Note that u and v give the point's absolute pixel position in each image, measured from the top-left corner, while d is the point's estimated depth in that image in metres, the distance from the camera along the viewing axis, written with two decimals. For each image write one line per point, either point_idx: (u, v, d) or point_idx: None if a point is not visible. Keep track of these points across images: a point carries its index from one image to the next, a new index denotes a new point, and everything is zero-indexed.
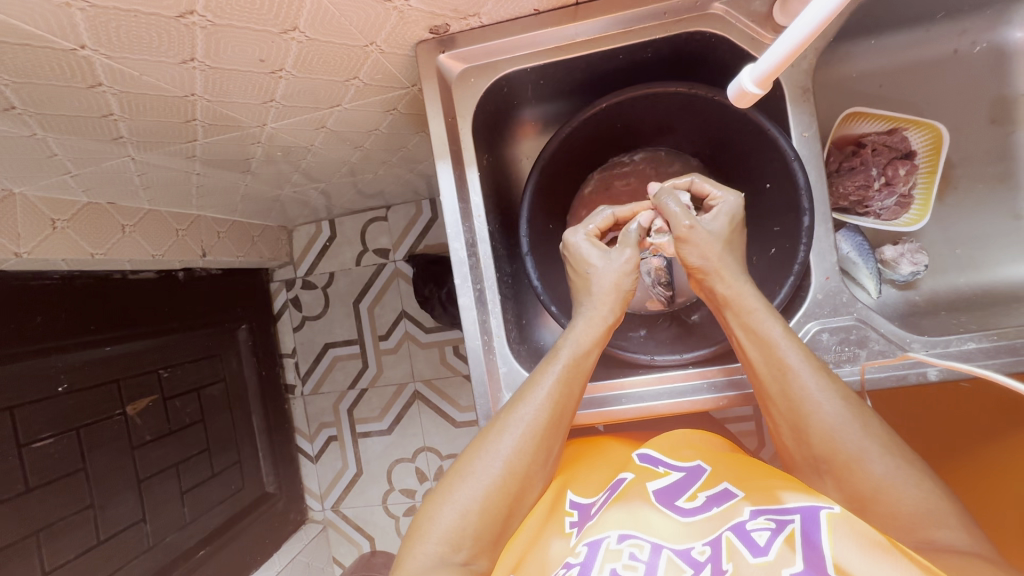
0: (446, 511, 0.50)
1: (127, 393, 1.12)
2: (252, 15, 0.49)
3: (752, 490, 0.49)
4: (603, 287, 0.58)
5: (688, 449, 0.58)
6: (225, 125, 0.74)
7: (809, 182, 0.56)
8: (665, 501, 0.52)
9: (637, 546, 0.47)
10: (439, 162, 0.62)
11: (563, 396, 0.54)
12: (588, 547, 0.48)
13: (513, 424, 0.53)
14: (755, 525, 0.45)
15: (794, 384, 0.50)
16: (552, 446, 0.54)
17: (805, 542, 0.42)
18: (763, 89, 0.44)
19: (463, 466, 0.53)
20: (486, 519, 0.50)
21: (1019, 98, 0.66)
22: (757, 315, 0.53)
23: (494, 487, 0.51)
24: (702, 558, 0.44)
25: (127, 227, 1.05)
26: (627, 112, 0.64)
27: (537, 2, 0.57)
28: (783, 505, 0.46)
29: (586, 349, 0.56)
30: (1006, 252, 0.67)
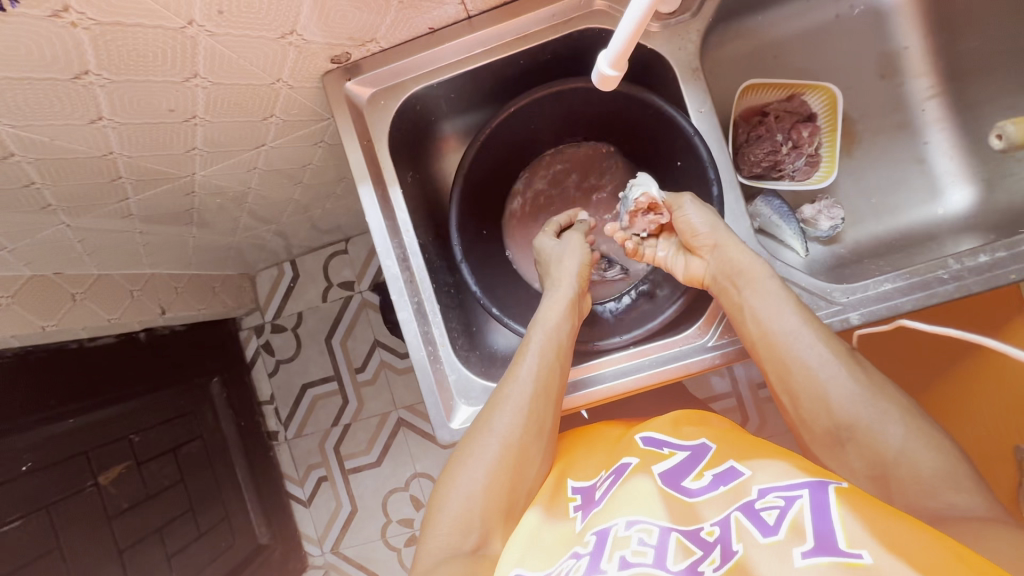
0: (453, 499, 0.53)
1: (97, 463, 1.09)
2: (149, 69, 0.51)
3: (759, 467, 0.48)
4: (563, 272, 0.66)
5: (689, 429, 0.59)
6: (153, 179, 0.75)
7: (711, 155, 0.59)
8: (671, 482, 0.51)
9: (647, 530, 0.44)
10: (361, 184, 0.63)
11: (546, 374, 0.58)
12: (596, 535, 0.47)
13: (507, 402, 0.56)
14: (765, 504, 0.43)
15: (795, 361, 0.51)
16: (543, 417, 0.57)
17: (815, 516, 0.40)
18: (619, 71, 0.45)
19: (464, 452, 0.56)
20: (492, 497, 0.52)
21: (901, 51, 0.70)
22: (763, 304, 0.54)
23: (497, 462, 0.54)
24: (711, 539, 0.42)
25: (77, 295, 1.06)
26: (537, 114, 0.67)
27: (431, 21, 0.59)
28: (791, 482, 0.44)
29: (556, 326, 0.62)
30: (916, 196, 0.71)
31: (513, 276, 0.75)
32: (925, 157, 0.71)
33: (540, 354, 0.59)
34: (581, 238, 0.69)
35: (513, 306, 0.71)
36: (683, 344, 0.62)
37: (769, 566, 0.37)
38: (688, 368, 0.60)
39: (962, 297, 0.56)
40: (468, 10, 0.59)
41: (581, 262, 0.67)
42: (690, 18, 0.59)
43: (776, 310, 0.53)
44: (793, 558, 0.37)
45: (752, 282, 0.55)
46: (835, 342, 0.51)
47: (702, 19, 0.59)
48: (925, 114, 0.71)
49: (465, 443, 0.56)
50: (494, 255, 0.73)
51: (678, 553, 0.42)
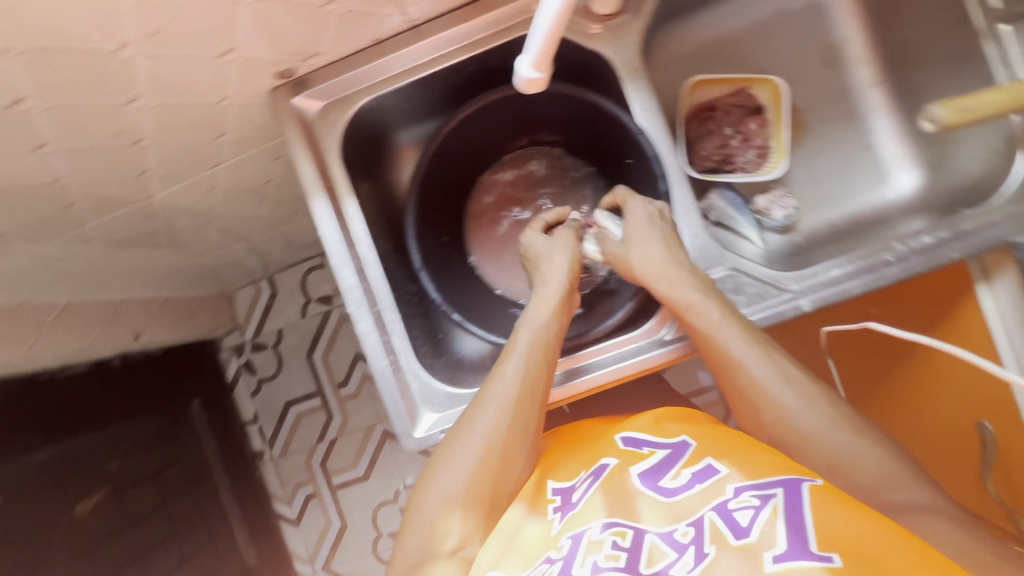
0: (432, 499, 0.51)
1: (74, 492, 1.07)
2: (88, 92, 0.50)
3: (737, 463, 0.46)
4: (553, 269, 0.64)
5: (674, 423, 0.55)
6: (109, 203, 0.75)
7: (657, 151, 0.60)
8: (650, 484, 0.48)
9: (620, 533, 0.44)
10: (314, 198, 0.63)
11: (532, 373, 0.56)
12: (571, 539, 0.45)
13: (491, 403, 0.55)
14: (739, 504, 0.42)
15: (744, 378, 0.51)
16: (529, 417, 0.55)
17: (789, 518, 0.39)
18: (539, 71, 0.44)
19: (446, 452, 0.54)
20: (473, 499, 0.50)
21: (842, 42, 0.72)
22: (708, 320, 0.53)
23: (481, 463, 0.52)
24: (685, 540, 0.41)
25: (45, 325, 1.04)
26: (487, 120, 0.68)
27: (374, 32, 0.60)
28: (767, 480, 0.43)
29: (544, 324, 0.60)
30: (865, 182, 0.73)
31: (477, 281, 0.75)
32: (871, 143, 0.73)
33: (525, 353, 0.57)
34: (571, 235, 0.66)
35: (476, 310, 0.71)
36: (639, 339, 0.62)
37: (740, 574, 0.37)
38: (647, 363, 0.61)
39: (907, 278, 0.57)
40: (410, 21, 0.60)
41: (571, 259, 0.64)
42: (629, 19, 0.60)
43: (717, 326, 0.53)
44: (764, 564, 0.37)
45: (695, 305, 0.54)
46: (785, 366, 0.51)
47: (642, 19, 0.61)
48: (870, 102, 0.73)
49: (447, 443, 0.55)
50: (456, 261, 0.74)
51: (652, 556, 0.41)
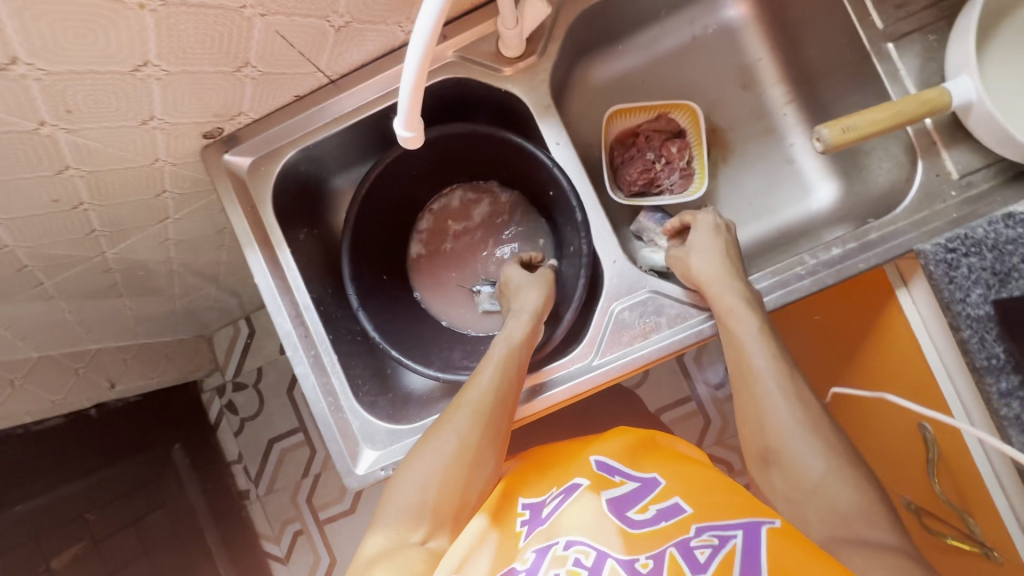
0: (404, 492, 0.53)
1: (50, 547, 1.06)
2: (16, 168, 0.53)
3: (702, 501, 0.46)
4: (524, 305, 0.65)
5: (648, 458, 0.55)
6: (62, 263, 0.77)
7: (572, 184, 0.62)
8: (617, 511, 0.47)
9: (583, 551, 0.44)
10: (248, 249, 0.65)
11: (502, 384, 0.58)
12: (536, 552, 0.45)
13: (462, 412, 0.57)
14: (699, 541, 0.42)
15: (761, 388, 0.53)
16: (501, 421, 0.57)
17: (745, 561, 0.39)
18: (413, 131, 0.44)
19: (420, 449, 0.56)
20: (442, 493, 0.53)
21: (755, 64, 0.75)
22: (738, 316, 0.56)
23: (448, 466, 0.54)
24: (644, 571, 0.42)
25: (15, 380, 1.06)
26: (414, 160, 0.70)
27: (295, 89, 0.63)
28: (729, 519, 0.43)
29: (522, 337, 0.62)
30: (789, 195, 0.75)
31: (421, 315, 0.77)
32: (793, 157, 0.75)
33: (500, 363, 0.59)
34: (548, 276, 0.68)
35: (419, 344, 0.73)
36: (569, 367, 0.62)
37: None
38: (576, 390, 0.61)
39: (820, 291, 0.59)
40: (329, 76, 0.63)
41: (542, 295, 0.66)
42: (537, 60, 0.63)
43: (747, 342, 0.54)
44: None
45: (737, 311, 0.55)
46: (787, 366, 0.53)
47: (550, 59, 0.64)
48: (787, 118, 0.75)
49: (418, 447, 0.57)
50: (399, 298, 0.76)
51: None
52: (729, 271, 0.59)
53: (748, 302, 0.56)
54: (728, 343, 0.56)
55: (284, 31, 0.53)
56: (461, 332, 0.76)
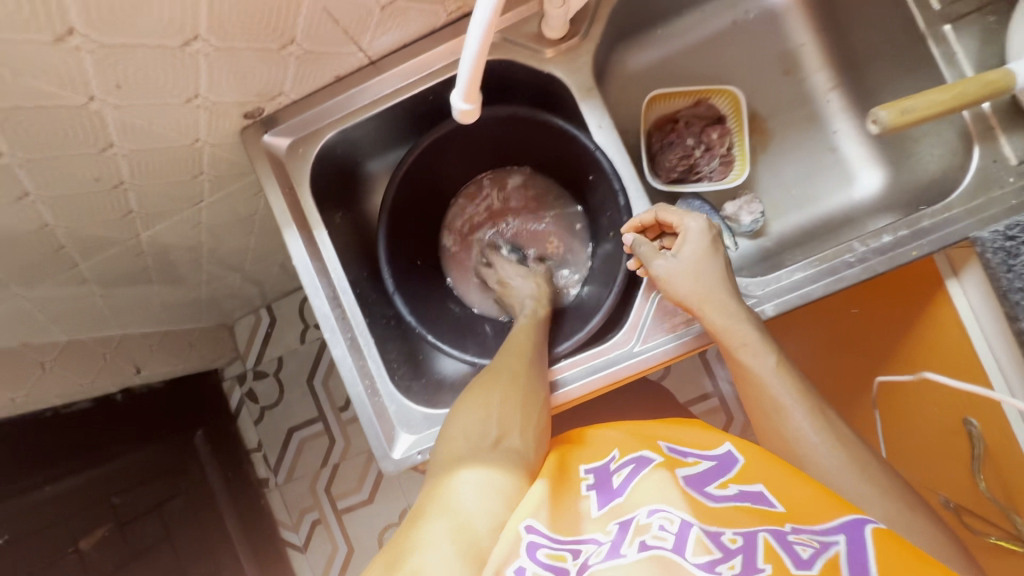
0: (466, 421, 0.52)
1: (78, 528, 1.08)
2: (63, 144, 0.53)
3: (789, 493, 0.42)
4: (532, 296, 0.69)
5: (713, 435, 0.52)
6: (98, 244, 0.78)
7: (614, 168, 0.61)
8: (697, 487, 0.44)
9: (668, 518, 0.40)
10: (286, 230, 0.65)
11: (535, 356, 0.59)
12: (619, 525, 0.42)
13: (501, 382, 0.55)
14: (799, 537, 0.38)
15: (786, 425, 0.50)
16: (540, 364, 0.59)
17: (853, 567, 0.35)
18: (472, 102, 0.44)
19: (472, 391, 0.56)
20: (508, 410, 0.52)
21: (798, 49, 0.74)
22: (750, 347, 0.53)
23: (506, 395, 0.54)
24: (733, 547, 0.38)
25: (46, 363, 1.08)
26: (451, 144, 0.69)
27: (335, 69, 0.62)
28: (824, 519, 0.39)
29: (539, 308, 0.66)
30: (831, 184, 0.73)
31: (454, 301, 0.77)
32: (836, 145, 0.74)
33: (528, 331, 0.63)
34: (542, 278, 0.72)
35: (453, 330, 0.72)
36: (609, 352, 0.61)
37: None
38: (615, 376, 0.60)
39: (870, 278, 0.58)
40: (369, 56, 0.63)
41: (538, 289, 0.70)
42: (580, 41, 0.62)
43: (769, 374, 0.52)
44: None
45: (750, 345, 0.53)
46: None
47: (593, 40, 0.63)
48: (830, 105, 0.74)
49: (450, 428, 0.53)
50: (432, 283, 0.75)
51: (697, 550, 0.37)
52: (725, 289, 0.55)
53: (758, 332, 0.53)
54: (739, 373, 0.54)
55: (331, 7, 0.52)
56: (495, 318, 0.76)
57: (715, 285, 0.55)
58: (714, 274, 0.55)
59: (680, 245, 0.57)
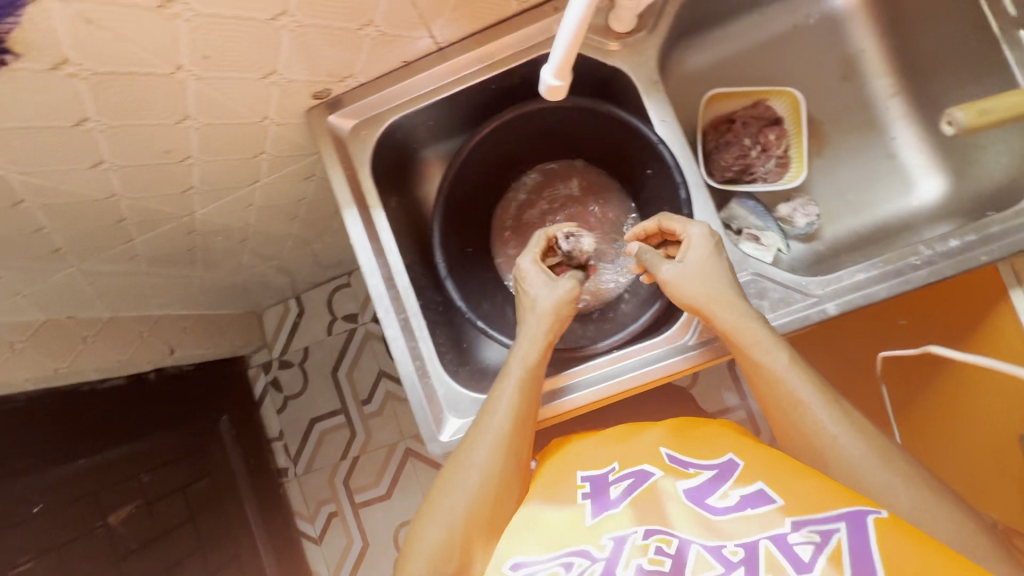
0: (430, 528, 0.49)
1: (108, 502, 1.09)
2: (144, 113, 0.55)
3: (790, 490, 0.42)
4: (542, 307, 0.59)
5: (709, 437, 0.52)
6: (155, 219, 0.80)
7: (677, 161, 0.61)
8: (697, 501, 0.44)
9: (665, 540, 0.41)
10: (345, 209, 0.66)
11: (529, 393, 0.55)
12: (614, 540, 0.43)
13: (469, 474, 0.51)
14: (799, 538, 0.38)
15: (805, 420, 0.48)
16: (522, 446, 0.53)
17: (854, 560, 0.36)
18: (562, 80, 0.48)
19: (441, 484, 0.52)
20: (474, 522, 0.48)
21: (858, 55, 0.73)
22: (761, 346, 0.51)
23: (472, 508, 0.49)
24: (734, 560, 0.39)
25: (88, 337, 1.10)
26: (511, 134, 0.70)
27: (404, 54, 0.63)
28: (826, 511, 0.39)
29: (533, 363, 0.57)
30: (888, 190, 0.73)
31: (501, 291, 0.77)
32: (894, 152, 0.73)
33: (526, 354, 0.57)
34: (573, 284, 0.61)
35: (501, 318, 0.72)
36: (665, 345, 0.62)
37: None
38: (672, 368, 0.61)
39: (936, 282, 0.57)
40: (438, 43, 0.64)
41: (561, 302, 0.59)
42: (646, 36, 0.63)
43: (784, 371, 0.50)
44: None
45: (761, 342, 0.51)
46: None
47: (658, 36, 0.63)
48: (890, 111, 0.73)
49: (417, 528, 0.50)
50: (480, 271, 0.76)
51: (697, 569, 0.39)
52: (733, 291, 0.54)
53: (769, 331, 0.52)
54: (752, 373, 0.52)
55: None
56: None
57: (719, 286, 0.54)
58: (719, 278, 0.55)
59: (685, 250, 0.57)
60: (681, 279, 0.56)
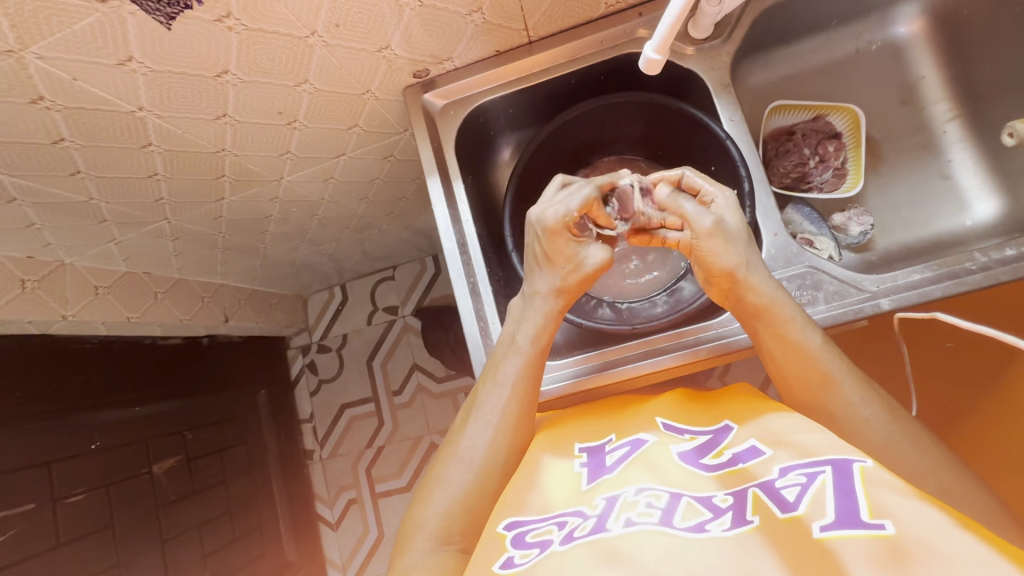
0: (431, 510, 0.52)
1: (154, 452, 1.14)
2: (273, 72, 0.62)
3: (781, 444, 0.43)
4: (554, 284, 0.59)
5: (705, 409, 0.53)
6: (248, 180, 0.87)
7: (743, 155, 0.66)
8: (689, 460, 0.45)
9: (655, 496, 0.42)
10: (429, 177, 0.73)
11: (533, 376, 0.57)
12: (606, 499, 0.43)
13: (462, 466, 0.54)
14: (785, 482, 0.39)
15: (836, 395, 0.50)
16: (522, 438, 0.56)
17: (838, 492, 0.36)
18: (661, 55, 0.55)
19: (439, 473, 0.55)
20: (468, 515, 0.51)
21: (919, 82, 0.78)
22: (795, 324, 0.52)
23: (466, 501, 0.52)
24: (724, 506, 0.39)
25: (159, 294, 1.17)
26: (585, 125, 0.76)
27: (497, 44, 0.70)
28: (815, 455, 0.40)
29: (538, 345, 0.58)
30: (944, 208, 0.75)
31: None
32: (949, 174, 0.76)
33: (528, 337, 0.58)
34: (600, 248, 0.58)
35: None
36: (716, 327, 0.66)
37: (788, 544, 0.34)
38: (727, 346, 0.64)
39: (991, 286, 0.59)
40: (529, 36, 0.70)
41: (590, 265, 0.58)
42: (720, 44, 0.68)
43: (819, 351, 0.51)
44: (811, 531, 0.35)
45: (796, 321, 0.52)
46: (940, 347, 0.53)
47: (732, 44, 0.68)
48: (947, 135, 0.77)
49: (417, 510, 0.53)
50: None
51: (687, 514, 0.39)
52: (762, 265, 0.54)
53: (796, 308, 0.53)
54: (780, 353, 0.52)
55: None
56: (598, 296, 0.79)
57: (750, 256, 0.54)
58: (749, 251, 0.55)
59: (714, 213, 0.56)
60: (722, 247, 0.54)
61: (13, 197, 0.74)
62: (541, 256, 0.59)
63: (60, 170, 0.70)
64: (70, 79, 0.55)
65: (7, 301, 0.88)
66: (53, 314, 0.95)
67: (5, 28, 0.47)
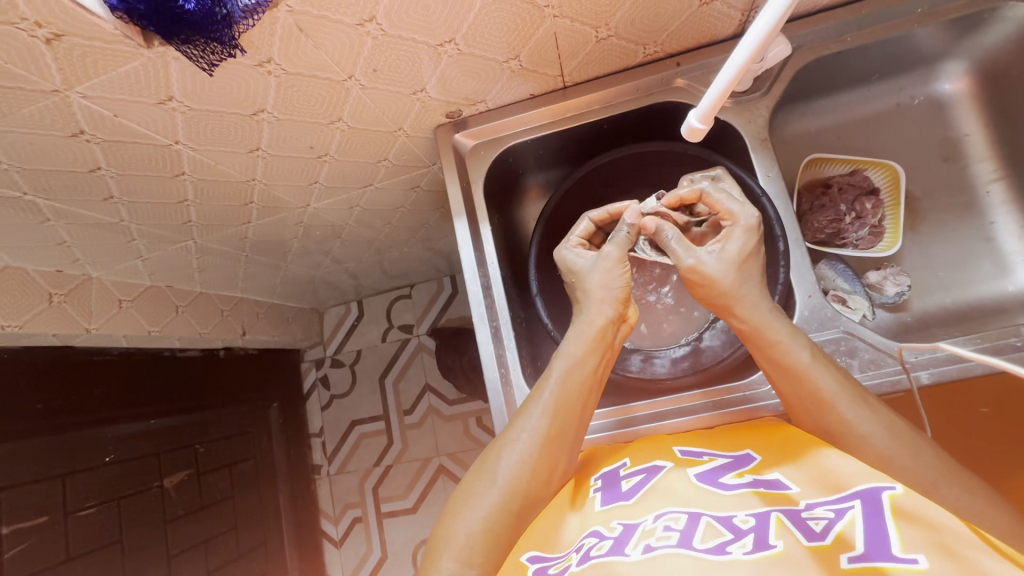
0: (456, 532, 0.48)
1: (165, 465, 1.15)
2: (309, 111, 0.62)
3: (811, 478, 0.44)
4: (592, 291, 0.58)
5: (728, 441, 0.54)
6: (275, 207, 0.88)
7: (778, 213, 0.64)
8: (707, 480, 0.47)
9: (675, 519, 0.42)
10: (457, 219, 0.73)
11: (571, 394, 0.55)
12: (624, 525, 0.44)
13: (491, 484, 0.50)
14: (812, 514, 0.40)
15: (835, 417, 0.48)
16: (555, 461, 0.53)
17: (866, 524, 0.37)
18: (707, 124, 0.52)
19: (466, 491, 0.51)
20: (494, 539, 0.47)
21: (963, 139, 0.76)
22: (783, 346, 0.51)
23: (494, 523, 0.48)
24: (745, 528, 0.40)
25: (179, 307, 1.18)
26: (616, 170, 0.75)
27: (531, 88, 0.70)
28: (842, 490, 0.41)
29: (581, 359, 0.56)
30: (987, 272, 0.72)
31: None
32: (992, 236, 0.73)
33: (574, 351, 0.56)
34: (620, 253, 0.59)
35: None
36: (744, 391, 0.64)
37: (811, 570, 0.34)
38: (755, 410, 0.62)
39: None
40: (565, 81, 0.69)
41: (621, 282, 0.58)
42: (760, 97, 0.67)
43: (808, 368, 0.50)
44: (839, 561, 0.34)
45: (784, 342, 0.51)
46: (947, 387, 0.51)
47: (771, 98, 0.67)
48: (990, 196, 0.74)
49: (442, 534, 0.48)
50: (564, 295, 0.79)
51: (705, 535, 0.40)
52: (760, 281, 0.55)
53: (790, 327, 0.52)
54: (775, 375, 0.52)
55: (560, 32, 0.59)
56: (619, 342, 0.77)
57: (748, 279, 0.54)
58: (748, 276, 0.54)
59: (722, 239, 0.56)
60: (711, 274, 0.54)
61: (47, 218, 0.76)
62: (562, 271, 0.63)
63: (95, 195, 0.72)
64: (111, 116, 0.55)
65: (34, 314, 0.89)
66: (78, 327, 0.96)
67: (53, 70, 0.48)
